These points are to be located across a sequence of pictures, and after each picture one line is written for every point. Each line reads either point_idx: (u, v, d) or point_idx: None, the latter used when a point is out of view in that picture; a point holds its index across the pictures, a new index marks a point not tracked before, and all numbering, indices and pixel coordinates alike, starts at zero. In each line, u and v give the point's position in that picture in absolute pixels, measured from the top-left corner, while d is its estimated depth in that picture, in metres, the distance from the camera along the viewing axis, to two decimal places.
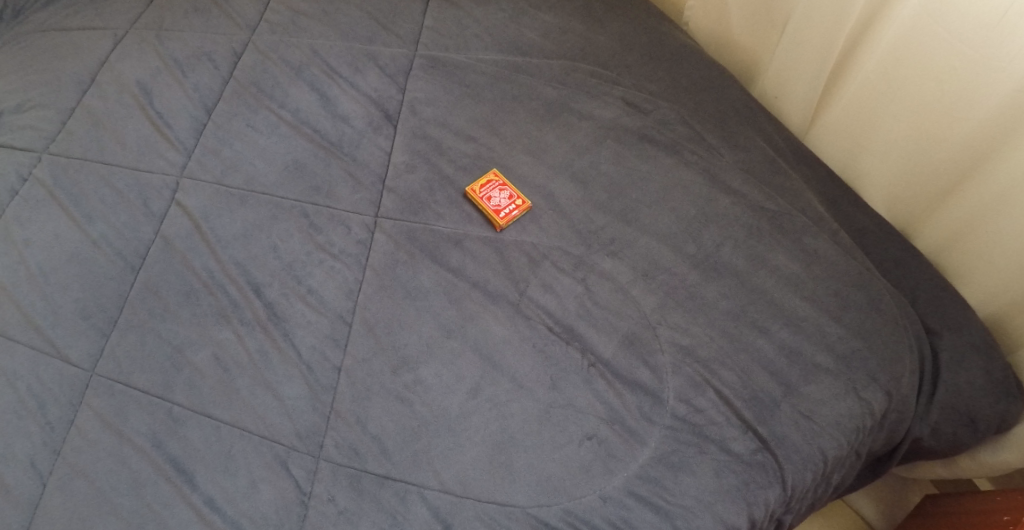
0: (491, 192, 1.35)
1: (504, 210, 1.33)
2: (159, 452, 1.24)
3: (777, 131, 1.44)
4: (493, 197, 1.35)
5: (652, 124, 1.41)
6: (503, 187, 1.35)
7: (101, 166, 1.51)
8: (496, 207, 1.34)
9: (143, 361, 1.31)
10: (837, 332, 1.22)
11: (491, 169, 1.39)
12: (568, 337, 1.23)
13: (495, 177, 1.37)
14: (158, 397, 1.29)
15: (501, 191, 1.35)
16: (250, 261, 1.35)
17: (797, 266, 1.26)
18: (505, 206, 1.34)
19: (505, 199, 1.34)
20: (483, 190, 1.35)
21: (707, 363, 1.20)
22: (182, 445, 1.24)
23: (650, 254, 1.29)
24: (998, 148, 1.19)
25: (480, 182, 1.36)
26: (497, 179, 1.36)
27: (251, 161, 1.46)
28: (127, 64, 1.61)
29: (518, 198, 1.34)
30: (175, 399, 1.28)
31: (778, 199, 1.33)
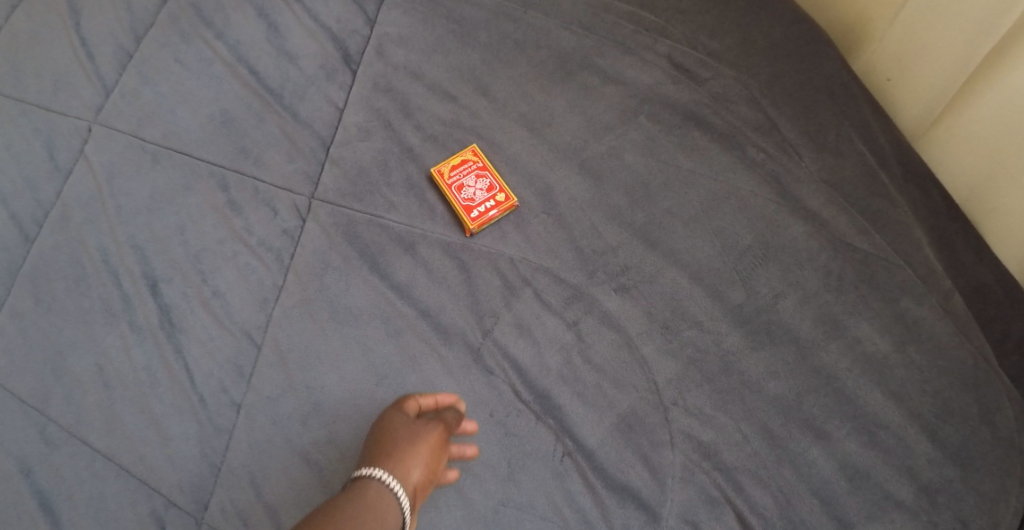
0: (465, 178, 0.99)
1: (477, 207, 0.97)
2: (25, 484, 0.96)
3: (884, 129, 0.99)
4: (467, 187, 0.98)
5: (705, 99, 1.01)
6: (482, 174, 0.99)
7: (9, 103, 1.13)
8: (468, 200, 0.97)
9: (18, 362, 1.01)
10: (926, 452, 0.85)
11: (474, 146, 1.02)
12: (541, 409, 0.88)
13: (475, 159, 1.00)
14: (33, 409, 0.99)
15: (477, 180, 0.98)
16: (151, 244, 1.04)
17: (885, 344, 0.89)
18: (480, 201, 0.97)
19: (481, 191, 0.98)
20: (454, 176, 0.99)
21: (731, 472, 0.85)
22: (53, 476, 0.96)
23: (675, 296, 0.91)
24: None
25: (452, 163, 1.00)
26: (477, 163, 1.00)
27: (172, 106, 1.11)
28: None
29: (500, 192, 0.98)
30: (51, 415, 0.99)
31: (872, 236, 0.93)
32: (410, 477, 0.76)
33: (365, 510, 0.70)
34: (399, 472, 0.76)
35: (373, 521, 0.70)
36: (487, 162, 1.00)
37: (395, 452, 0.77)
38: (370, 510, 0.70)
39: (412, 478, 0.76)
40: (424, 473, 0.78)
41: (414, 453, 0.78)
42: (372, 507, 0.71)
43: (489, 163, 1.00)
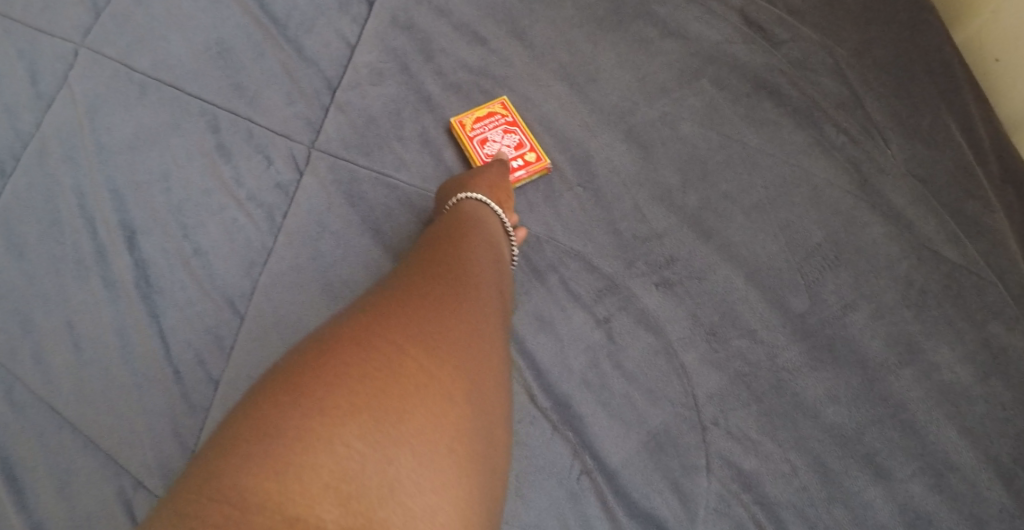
0: (488, 135, 0.85)
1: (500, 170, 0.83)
2: None
3: (984, 118, 0.86)
4: (492, 141, 0.84)
5: (782, 65, 0.87)
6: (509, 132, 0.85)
7: None
8: (493, 157, 0.83)
9: None
10: (1004, 505, 0.72)
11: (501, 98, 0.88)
12: (558, 417, 0.75)
13: (501, 113, 0.86)
14: None
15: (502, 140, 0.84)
16: (131, 191, 0.92)
17: (966, 372, 0.76)
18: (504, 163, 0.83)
19: (509, 147, 0.84)
20: (477, 129, 0.85)
21: (774, 509, 0.73)
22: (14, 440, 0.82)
23: (722, 297, 0.79)
24: None
25: (475, 115, 0.86)
26: (504, 117, 0.86)
27: (166, 33, 0.98)
28: None
29: (530, 151, 0.84)
30: (16, 370, 0.85)
31: (964, 245, 0.80)
32: (495, 193, 0.78)
33: (476, 220, 0.72)
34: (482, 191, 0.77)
35: (491, 223, 0.73)
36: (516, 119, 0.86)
37: (469, 182, 0.78)
38: (485, 215, 0.74)
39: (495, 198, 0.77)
40: (505, 190, 0.79)
41: (486, 175, 0.79)
42: (484, 211, 0.74)
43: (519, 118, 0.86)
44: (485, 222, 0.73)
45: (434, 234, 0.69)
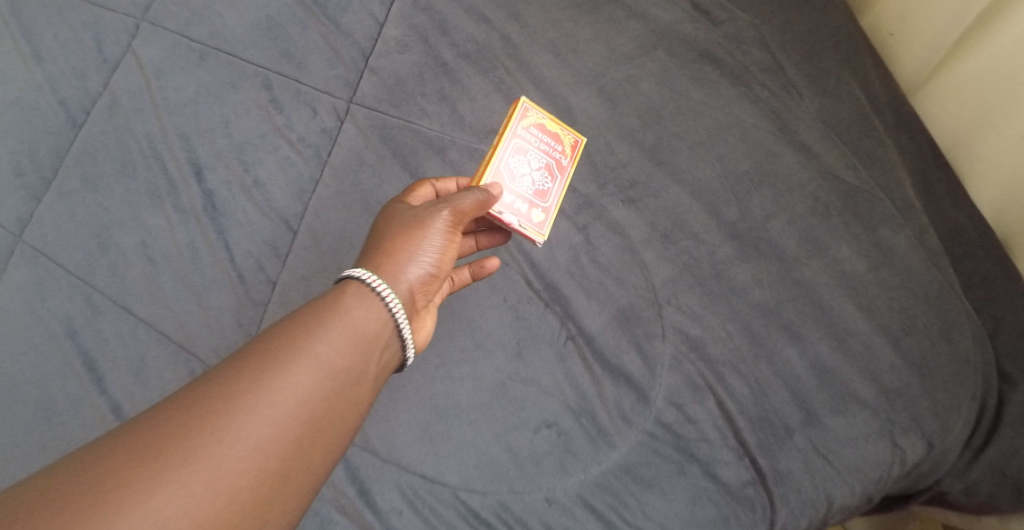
0: (539, 146, 0.98)
1: (517, 183, 0.95)
2: (72, 345, 1.04)
3: (879, 77, 1.09)
4: (529, 162, 0.97)
5: (719, 39, 1.08)
6: (551, 166, 0.98)
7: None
8: (514, 179, 0.95)
9: (66, 237, 1.08)
10: (890, 360, 0.94)
11: (581, 135, 1.02)
12: (549, 297, 0.99)
13: (564, 146, 1.00)
14: (79, 279, 1.07)
15: (542, 168, 0.97)
16: (198, 136, 1.11)
17: (861, 265, 0.97)
18: (526, 187, 0.96)
19: (529, 186, 0.96)
20: (531, 142, 0.97)
21: (714, 364, 0.95)
22: (98, 340, 1.04)
23: (675, 209, 1.00)
24: None
25: (541, 128, 0.99)
26: (563, 147, 1.00)
27: (218, 10, 1.16)
28: None
29: (540, 205, 0.96)
30: (96, 285, 1.06)
31: (860, 170, 1.01)
32: (400, 283, 0.81)
33: (337, 324, 0.75)
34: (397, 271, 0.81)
35: (359, 320, 0.76)
36: (565, 161, 1.00)
37: (387, 254, 0.82)
38: (354, 317, 0.76)
39: (411, 281, 0.82)
40: (422, 275, 0.83)
41: (407, 249, 0.83)
42: (355, 308, 0.76)
43: (567, 164, 1.00)
44: (345, 330, 0.75)
45: (290, 332, 0.73)
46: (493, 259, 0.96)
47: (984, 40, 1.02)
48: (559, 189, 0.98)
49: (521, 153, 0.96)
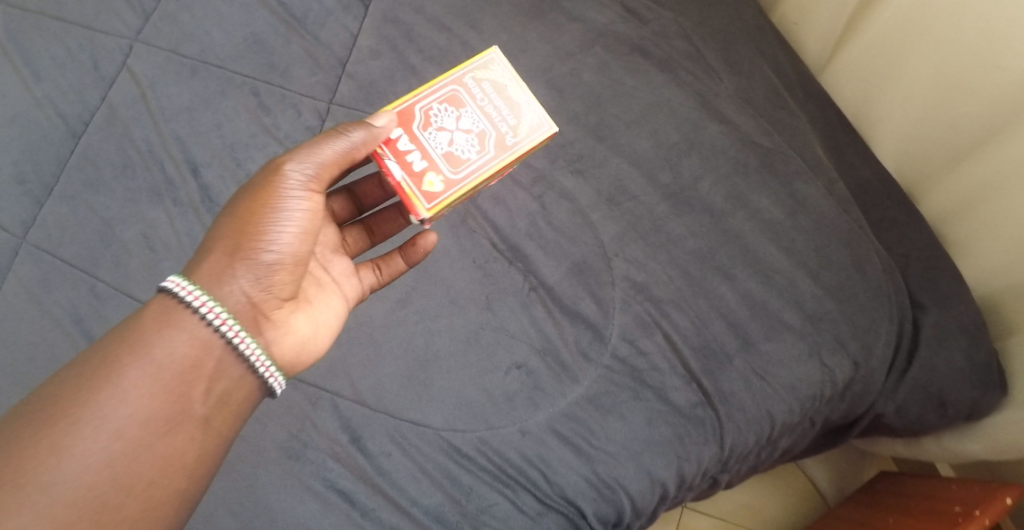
0: (487, 108, 1.01)
1: (437, 132, 0.99)
2: (79, 331, 1.12)
3: (788, 59, 1.27)
4: (460, 120, 1.00)
5: (649, 35, 1.24)
6: (488, 135, 1.00)
7: (55, 23, 1.26)
8: (432, 131, 0.99)
9: (69, 234, 1.17)
10: (811, 291, 1.09)
11: (552, 128, 1.02)
12: (512, 256, 1.12)
13: (519, 125, 1.01)
14: (83, 271, 1.15)
15: (476, 133, 1.00)
16: (192, 138, 1.21)
17: (780, 212, 1.12)
18: (443, 145, 0.99)
19: (439, 143, 0.99)
20: (476, 99, 1.01)
21: (658, 302, 1.08)
22: (102, 324, 1.12)
23: (618, 176, 1.15)
24: (1013, 121, 1.02)
25: (500, 90, 1.02)
26: (515, 126, 1.01)
27: (208, 28, 1.26)
28: None
29: (438, 167, 0.98)
30: (100, 276, 1.15)
31: (773, 134, 1.17)
32: (231, 289, 0.86)
33: (149, 357, 0.81)
34: (228, 275, 0.87)
35: (171, 345, 0.82)
36: (511, 141, 1.01)
37: (225, 258, 0.87)
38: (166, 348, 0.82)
39: (247, 286, 0.87)
40: (261, 271, 0.88)
41: (242, 249, 0.88)
42: (170, 335, 0.83)
43: (513, 146, 1.01)
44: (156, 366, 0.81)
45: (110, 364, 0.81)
46: (431, 233, 1.09)
47: (864, 23, 1.21)
48: (481, 166, 0.99)
49: (462, 106, 1.01)
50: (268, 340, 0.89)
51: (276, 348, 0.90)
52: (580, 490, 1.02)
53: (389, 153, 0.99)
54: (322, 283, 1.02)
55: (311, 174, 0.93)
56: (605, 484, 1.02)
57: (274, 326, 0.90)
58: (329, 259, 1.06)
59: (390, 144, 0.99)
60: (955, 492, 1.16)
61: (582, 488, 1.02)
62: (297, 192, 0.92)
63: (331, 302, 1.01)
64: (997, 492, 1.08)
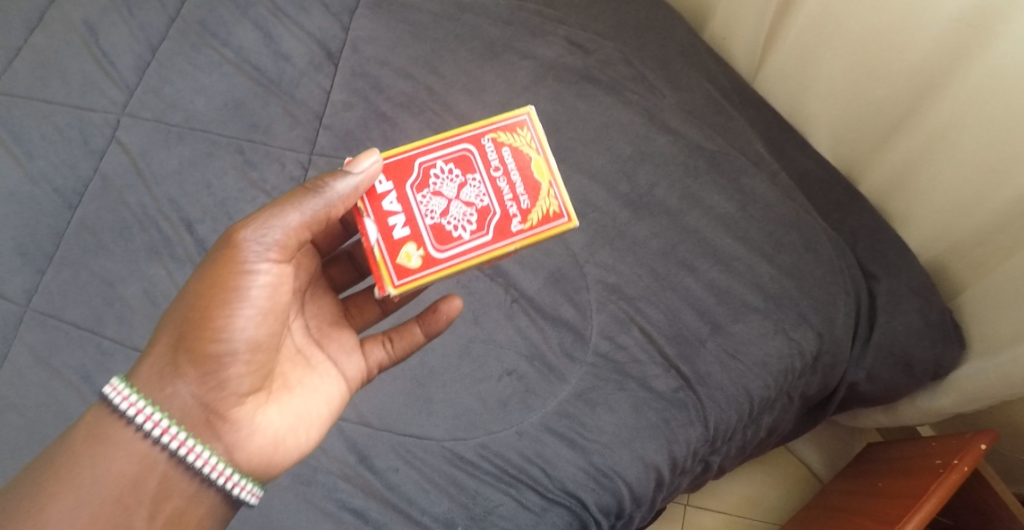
0: (497, 183, 0.94)
1: (434, 197, 0.93)
2: (89, 386, 1.19)
3: (723, 73, 1.38)
4: (467, 190, 0.93)
5: (595, 64, 1.33)
6: (490, 215, 0.93)
7: (44, 105, 1.36)
8: (433, 194, 0.92)
9: (73, 297, 1.24)
10: (769, 273, 1.18)
11: (567, 221, 0.94)
12: (493, 274, 1.20)
13: (532, 211, 0.94)
14: (89, 331, 1.22)
15: (477, 211, 0.93)
16: (184, 198, 1.29)
17: (732, 207, 1.22)
18: (436, 215, 0.92)
19: (434, 212, 0.92)
20: (493, 169, 0.94)
21: (632, 300, 1.17)
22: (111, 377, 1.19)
23: (583, 191, 1.24)
24: (928, 97, 1.16)
25: (525, 163, 0.94)
26: (526, 211, 0.94)
27: (190, 98, 1.35)
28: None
29: (423, 242, 0.91)
30: (105, 334, 1.22)
31: (718, 139, 1.27)
32: (180, 393, 0.85)
33: (84, 476, 0.81)
34: (176, 376, 0.85)
35: (107, 462, 0.82)
36: (515, 228, 0.93)
37: (178, 355, 0.85)
38: (100, 468, 0.81)
39: (193, 389, 0.85)
40: (218, 368, 0.86)
41: (195, 342, 0.85)
42: (104, 452, 0.82)
43: (516, 234, 0.93)
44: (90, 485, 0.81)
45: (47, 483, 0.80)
46: (454, 298, 1.05)
47: (781, 32, 1.34)
48: (471, 250, 0.92)
49: (470, 173, 0.93)
50: (226, 445, 0.86)
51: (238, 452, 0.87)
52: (580, 482, 1.09)
53: (373, 209, 0.91)
54: (312, 365, 0.98)
55: (266, 252, 0.87)
56: (602, 473, 1.09)
57: (233, 427, 0.87)
58: (328, 336, 1.02)
59: (378, 200, 0.92)
60: (936, 447, 1.22)
61: (580, 480, 1.09)
62: (247, 276, 0.86)
63: (319, 385, 0.97)
64: (971, 439, 1.16)
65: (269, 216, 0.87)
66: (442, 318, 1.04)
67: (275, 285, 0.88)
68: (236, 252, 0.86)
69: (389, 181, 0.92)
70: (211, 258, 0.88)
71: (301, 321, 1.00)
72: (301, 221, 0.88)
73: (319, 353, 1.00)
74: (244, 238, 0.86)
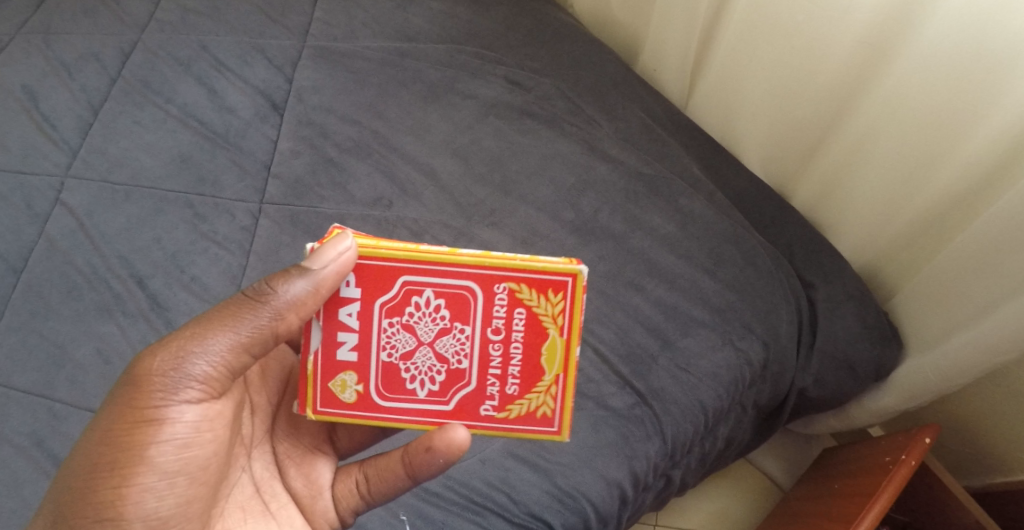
0: (487, 350, 0.89)
1: (405, 332, 0.89)
2: (41, 451, 1.16)
3: (657, 103, 1.44)
4: (450, 344, 0.89)
5: (534, 100, 1.38)
6: (459, 383, 0.90)
7: None
8: (406, 329, 0.89)
9: (23, 362, 1.23)
10: (713, 286, 1.23)
11: (555, 432, 0.91)
12: None
13: (513, 404, 0.90)
14: (39, 395, 1.20)
15: (447, 372, 0.90)
16: (134, 254, 1.30)
17: (672, 227, 1.27)
18: (398, 356, 0.90)
19: (397, 353, 0.90)
20: (495, 335, 0.89)
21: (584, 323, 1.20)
22: (63, 441, 1.16)
23: (529, 221, 1.27)
24: (846, 114, 1.24)
25: (536, 344, 0.89)
26: (507, 400, 0.90)
27: (136, 155, 1.37)
28: (13, 68, 1.45)
29: (364, 382, 0.90)
30: (57, 396, 1.20)
31: (654, 164, 1.33)
32: None
33: None
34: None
35: None
36: (482, 413, 0.91)
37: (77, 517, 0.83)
38: None
39: None
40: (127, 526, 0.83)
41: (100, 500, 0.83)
42: None
43: (481, 417, 0.91)
44: None
45: None
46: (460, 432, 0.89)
47: (707, 60, 1.42)
48: (419, 410, 0.91)
49: (461, 324, 0.89)
50: None
51: None
52: (545, 504, 1.10)
53: (328, 313, 0.89)
54: (269, 512, 0.98)
55: (190, 386, 0.85)
56: (566, 493, 1.10)
57: None
58: (301, 468, 1.01)
59: (338, 306, 0.88)
60: (886, 446, 1.27)
61: (545, 502, 1.10)
62: (167, 416, 0.85)
63: None
64: (916, 435, 1.22)
65: (189, 348, 0.85)
66: (437, 458, 0.92)
67: (199, 426, 0.86)
68: (155, 388, 0.84)
69: (359, 287, 0.88)
70: (121, 399, 0.85)
71: (265, 454, 1.00)
72: (228, 348, 0.86)
73: (280, 493, 1.00)
74: (166, 372, 0.84)
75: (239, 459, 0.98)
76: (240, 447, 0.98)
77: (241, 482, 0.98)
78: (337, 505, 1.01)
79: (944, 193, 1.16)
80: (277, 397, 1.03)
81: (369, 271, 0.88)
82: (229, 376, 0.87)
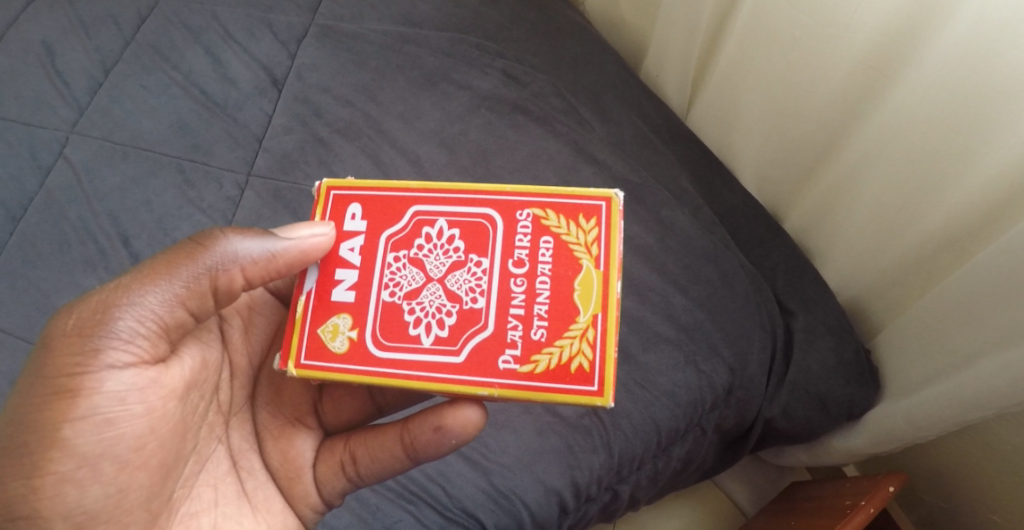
0: (509, 285, 0.87)
1: (414, 268, 0.90)
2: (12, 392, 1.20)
3: (657, 110, 1.41)
4: (462, 282, 0.88)
5: (528, 96, 1.36)
6: (474, 326, 0.87)
7: None
8: (416, 265, 0.90)
9: (8, 306, 1.28)
10: (683, 304, 1.20)
11: (595, 391, 0.83)
12: None
13: (535, 357, 0.85)
14: (19, 338, 1.25)
15: (459, 312, 0.87)
16: (124, 213, 1.33)
17: (650, 238, 1.24)
18: (402, 295, 0.89)
19: (400, 293, 0.89)
20: (518, 269, 0.87)
21: None
22: None
23: None
24: (842, 133, 1.19)
25: (564, 279, 0.86)
26: (533, 348, 0.85)
27: (138, 118, 1.41)
28: (37, 24, 1.51)
29: (357, 326, 0.89)
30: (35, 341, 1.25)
31: (642, 172, 1.30)
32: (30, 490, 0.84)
33: None
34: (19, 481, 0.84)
35: None
36: (501, 366, 0.85)
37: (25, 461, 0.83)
38: None
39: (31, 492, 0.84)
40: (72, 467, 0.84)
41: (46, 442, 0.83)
42: None
43: (501, 372, 0.85)
44: None
45: None
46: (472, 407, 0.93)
47: (710, 70, 1.37)
48: (423, 359, 0.87)
49: (478, 256, 0.89)
50: None
51: None
52: (479, 503, 1.10)
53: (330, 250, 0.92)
54: (244, 493, 0.98)
55: (138, 329, 0.87)
56: (502, 495, 1.10)
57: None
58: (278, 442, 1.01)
59: (343, 240, 0.92)
60: (850, 489, 1.23)
61: (480, 501, 1.10)
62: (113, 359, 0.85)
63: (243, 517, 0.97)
64: (881, 481, 1.17)
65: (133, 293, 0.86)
66: (449, 438, 0.95)
67: (141, 373, 0.87)
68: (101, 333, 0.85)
69: (364, 221, 0.92)
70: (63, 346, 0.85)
71: (244, 424, 1.01)
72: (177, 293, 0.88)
73: (258, 470, 1.00)
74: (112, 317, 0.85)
75: (216, 427, 0.98)
76: (216, 415, 0.98)
77: (217, 455, 0.98)
78: (321, 487, 1.01)
79: (938, 224, 1.09)
80: (259, 361, 1.03)
81: (381, 204, 0.93)
82: (176, 323, 0.89)
